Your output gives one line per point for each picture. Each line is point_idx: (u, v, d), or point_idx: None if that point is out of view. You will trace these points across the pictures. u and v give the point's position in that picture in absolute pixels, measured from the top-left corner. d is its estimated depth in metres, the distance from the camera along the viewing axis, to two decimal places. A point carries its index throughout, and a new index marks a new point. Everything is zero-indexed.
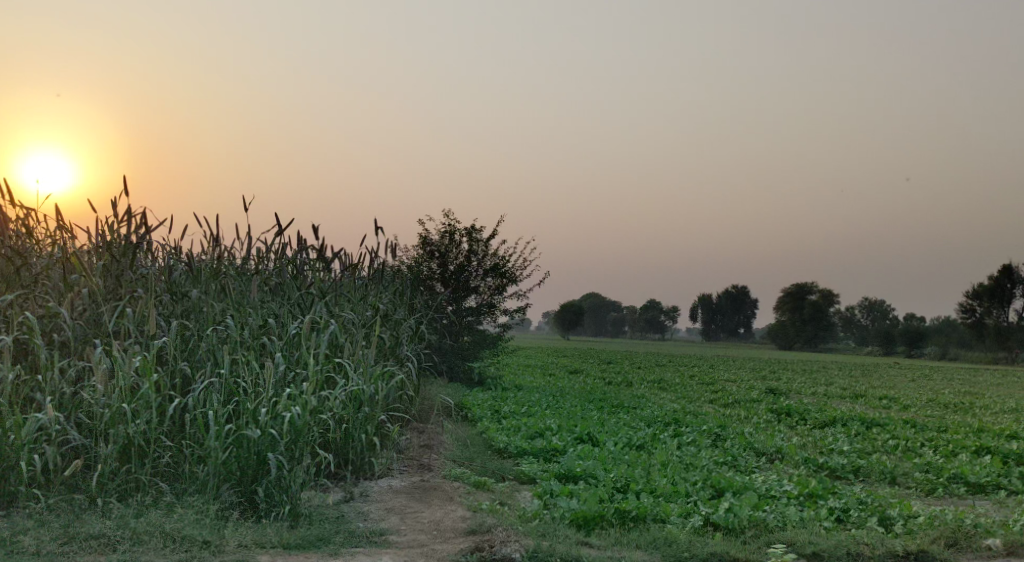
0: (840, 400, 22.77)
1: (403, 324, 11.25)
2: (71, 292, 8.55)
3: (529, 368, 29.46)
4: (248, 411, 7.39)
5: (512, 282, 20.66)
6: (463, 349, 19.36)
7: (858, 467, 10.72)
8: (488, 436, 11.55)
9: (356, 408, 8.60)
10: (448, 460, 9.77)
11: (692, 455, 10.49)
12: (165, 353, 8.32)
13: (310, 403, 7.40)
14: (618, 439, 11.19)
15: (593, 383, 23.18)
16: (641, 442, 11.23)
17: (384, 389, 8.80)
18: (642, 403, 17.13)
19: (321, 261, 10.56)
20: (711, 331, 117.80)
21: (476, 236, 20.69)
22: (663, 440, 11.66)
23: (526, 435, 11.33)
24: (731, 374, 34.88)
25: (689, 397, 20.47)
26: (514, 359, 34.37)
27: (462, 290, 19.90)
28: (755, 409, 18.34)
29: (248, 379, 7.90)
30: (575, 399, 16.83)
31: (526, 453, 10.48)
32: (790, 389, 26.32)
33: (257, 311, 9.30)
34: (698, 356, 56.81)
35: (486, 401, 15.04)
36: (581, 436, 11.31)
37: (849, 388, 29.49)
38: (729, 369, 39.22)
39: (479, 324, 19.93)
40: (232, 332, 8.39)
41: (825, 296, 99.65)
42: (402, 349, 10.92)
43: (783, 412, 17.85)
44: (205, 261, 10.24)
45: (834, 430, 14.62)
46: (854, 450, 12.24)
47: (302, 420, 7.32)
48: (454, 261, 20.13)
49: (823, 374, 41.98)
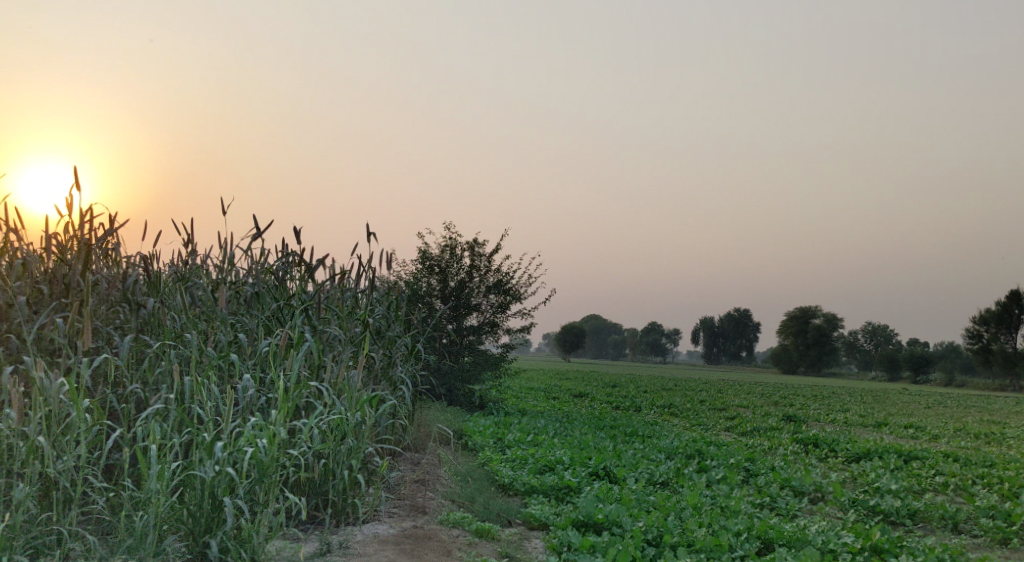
0: (864, 429, 21.40)
1: (397, 342, 9.97)
2: (5, 302, 7.30)
3: (532, 391, 28.05)
4: (202, 444, 6.04)
5: (516, 300, 19.36)
6: (463, 371, 18.03)
7: (915, 511, 9.39)
8: (491, 469, 10.21)
9: (338, 439, 7.25)
10: (445, 501, 8.44)
11: (726, 495, 9.15)
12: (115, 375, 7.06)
13: (281, 435, 6.05)
14: (639, 475, 9.89)
15: (600, 408, 21.83)
16: (665, 478, 9.90)
17: (371, 417, 7.45)
18: (658, 431, 15.79)
19: (305, 269, 9.26)
20: (714, 354, 116.23)
21: (478, 251, 19.48)
22: (689, 476, 10.32)
23: (535, 469, 10.00)
24: (740, 399, 33.50)
25: (705, 425, 19.14)
26: (515, 382, 32.96)
27: (464, 307, 18.63)
28: (779, 439, 16.98)
29: (207, 405, 6.60)
30: (584, 426, 15.49)
31: (535, 491, 9.15)
32: (809, 417, 24.93)
33: (226, 326, 8.03)
34: (703, 380, 55.39)
35: (489, 427, 13.69)
36: (596, 471, 9.98)
37: (866, 415, 28.09)
38: (738, 394, 37.86)
39: (480, 344, 18.59)
40: (192, 351, 7.11)
41: (829, 320, 98.18)
42: (395, 371, 9.62)
43: (810, 442, 16.52)
44: (173, 270, 8.99)
45: (871, 464, 13.31)
46: (904, 489, 10.92)
47: (270, 456, 5.98)
48: (455, 277, 18.89)
49: (834, 398, 40.56)
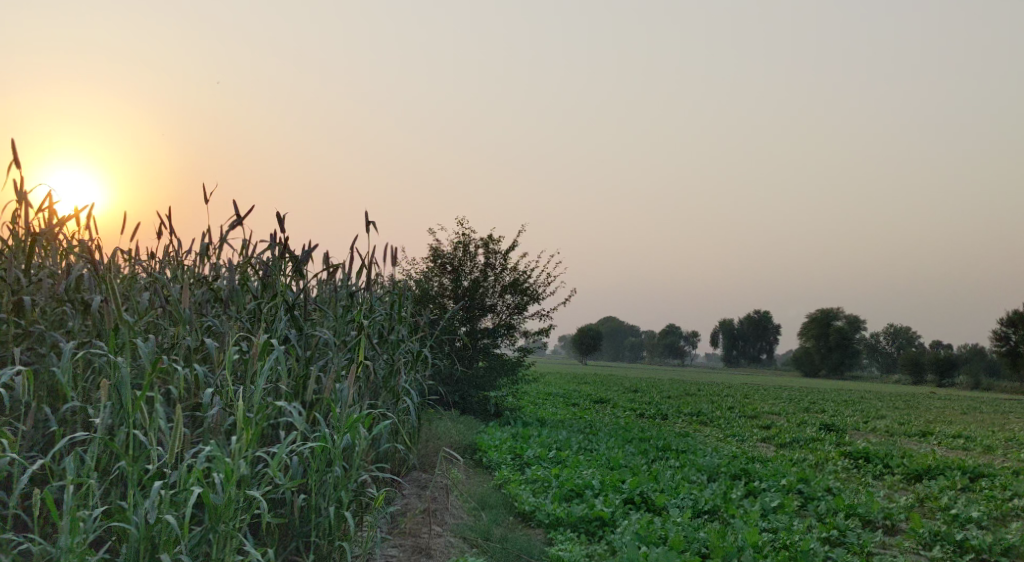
0: (910, 439, 19.85)
1: (402, 347, 8.63)
2: None
3: (551, 398, 26.66)
4: (137, 481, 4.64)
5: (534, 301, 17.99)
6: (478, 377, 16.65)
7: (1011, 547, 7.99)
8: (509, 493, 8.87)
9: (324, 468, 5.88)
10: (455, 538, 7.09)
11: (788, 530, 7.81)
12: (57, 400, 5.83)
13: (240, 470, 4.67)
14: (680, 502, 8.55)
15: (625, 416, 20.44)
16: (711, 506, 8.53)
17: (364, 439, 6.07)
18: (692, 444, 14.37)
19: (293, 262, 7.84)
20: (733, 356, 114.30)
21: (494, 248, 18.14)
22: (739, 504, 8.92)
23: (561, 495, 8.65)
24: (769, 405, 31.94)
25: (740, 436, 17.66)
26: (533, 388, 31.58)
27: (478, 309, 17.24)
28: (824, 452, 15.50)
29: (152, 429, 5.22)
30: (610, 438, 14.09)
31: (562, 525, 7.78)
32: (847, 425, 23.39)
33: (193, 330, 6.69)
34: (726, 383, 53.84)
35: (506, 441, 12.35)
36: (632, 498, 8.62)
37: (906, 423, 26.46)
38: (763, 399, 36.32)
39: (496, 348, 17.21)
40: (143, 360, 5.77)
41: (850, 321, 96.14)
42: (398, 382, 8.28)
43: (860, 456, 15.05)
44: (141, 269, 7.69)
45: (937, 483, 11.86)
46: (987, 517, 9.48)
47: (225, 498, 4.60)
48: (469, 276, 17.56)
49: (865, 403, 38.83)
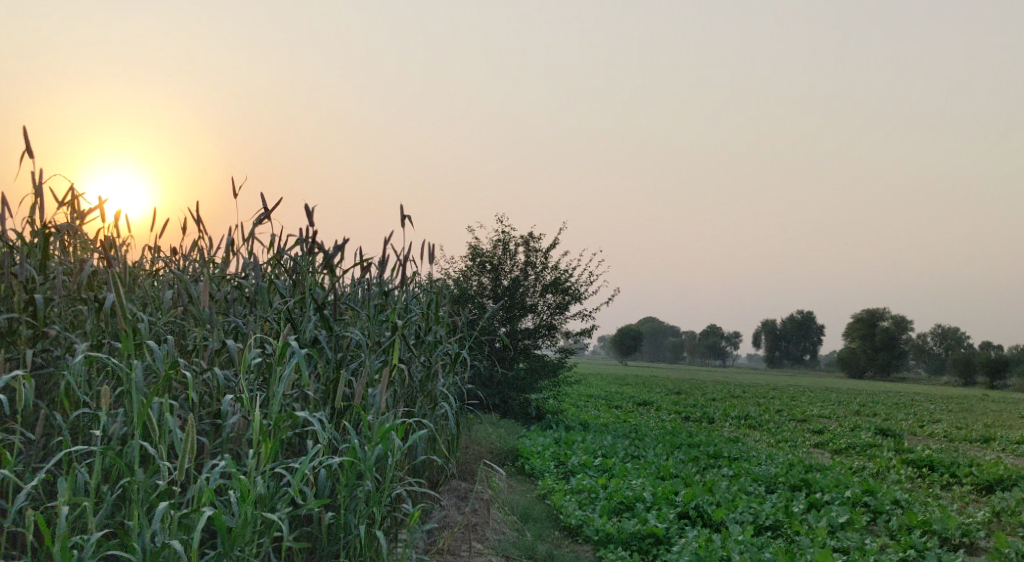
0: (973, 446, 18.85)
1: (439, 349, 8.08)
2: None
3: (592, 399, 26.06)
4: (143, 499, 4.15)
5: (576, 300, 17.38)
6: (518, 380, 16.09)
7: None
8: (554, 505, 8.30)
9: (353, 482, 5.36)
10: (496, 557, 6.54)
11: (861, 551, 7.14)
12: (69, 412, 5.37)
13: (257, 488, 4.16)
14: (738, 516, 7.92)
15: (671, 419, 19.73)
16: (774, 521, 7.88)
17: (397, 450, 5.53)
18: (744, 451, 13.66)
19: (324, 259, 7.30)
20: (777, 357, 112.26)
21: (534, 246, 17.56)
22: (803, 519, 8.24)
23: (610, 508, 8.06)
24: (817, 407, 31.02)
25: (793, 441, 16.87)
26: (572, 388, 30.99)
27: (518, 309, 16.67)
28: (885, 460, 14.66)
29: (162, 439, 4.71)
30: (658, 444, 13.44)
31: (612, 542, 7.19)
32: (902, 430, 22.41)
33: (216, 331, 6.18)
34: (772, 385, 52.58)
35: (549, 447, 11.77)
36: (686, 512, 8.01)
37: (964, 427, 25.33)
38: (813, 401, 35.18)
39: (536, 349, 16.61)
40: (158, 365, 5.28)
41: (898, 322, 93.80)
42: (435, 387, 7.74)
43: (924, 465, 14.20)
44: (166, 269, 7.22)
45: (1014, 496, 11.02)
46: None
47: (242, 519, 4.10)
48: (509, 275, 17.01)
49: (917, 407, 37.53)
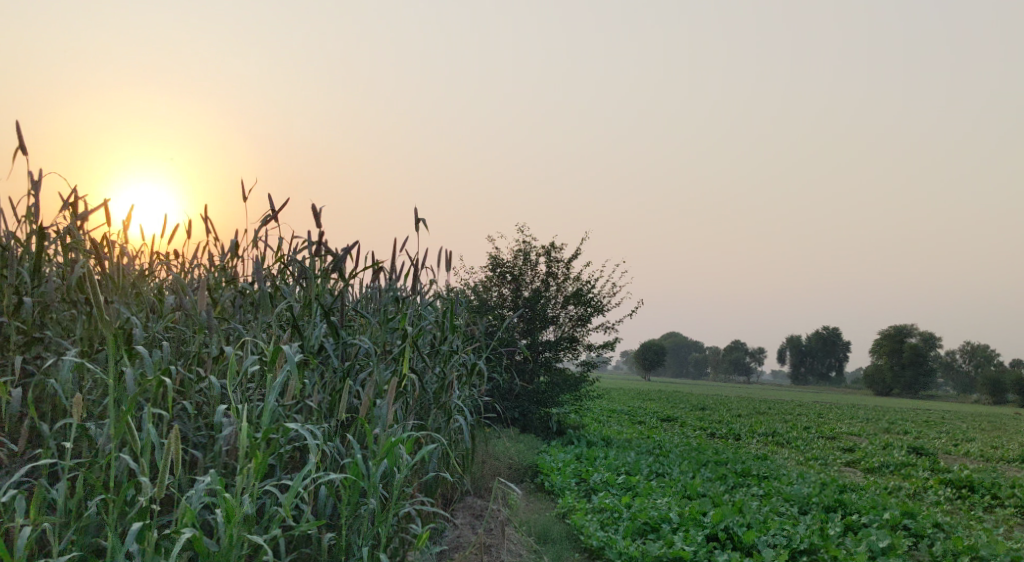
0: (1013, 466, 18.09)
1: (455, 358, 7.69)
2: None
3: (614, 415, 25.54)
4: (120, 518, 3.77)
5: (598, 312, 16.93)
6: (539, 393, 15.65)
7: None
8: (575, 525, 7.83)
9: (357, 500, 4.96)
10: None
11: None
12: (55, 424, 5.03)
13: (244, 507, 3.77)
14: (771, 539, 7.40)
15: (696, 436, 19.15)
16: (809, 545, 7.37)
17: (405, 465, 5.13)
18: (773, 469, 13.10)
19: (333, 263, 6.94)
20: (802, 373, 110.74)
21: (555, 256, 17.15)
22: (840, 544, 7.72)
23: (634, 529, 7.59)
24: (846, 424, 30.23)
25: (823, 460, 16.24)
26: (593, 402, 30.43)
27: (539, 321, 16.26)
28: (921, 480, 14.02)
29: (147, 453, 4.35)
30: (684, 461, 12.92)
31: None
32: (937, 448, 21.64)
33: (215, 339, 5.82)
34: (797, 401, 51.63)
35: (570, 463, 11.31)
36: (715, 534, 7.53)
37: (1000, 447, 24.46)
38: (841, 418, 34.35)
39: (558, 363, 16.16)
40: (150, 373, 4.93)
41: (927, 338, 92.15)
42: (449, 399, 7.35)
43: (964, 486, 13.55)
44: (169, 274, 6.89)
45: None
46: None
47: (226, 542, 3.72)
48: (530, 286, 16.61)
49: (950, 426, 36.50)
